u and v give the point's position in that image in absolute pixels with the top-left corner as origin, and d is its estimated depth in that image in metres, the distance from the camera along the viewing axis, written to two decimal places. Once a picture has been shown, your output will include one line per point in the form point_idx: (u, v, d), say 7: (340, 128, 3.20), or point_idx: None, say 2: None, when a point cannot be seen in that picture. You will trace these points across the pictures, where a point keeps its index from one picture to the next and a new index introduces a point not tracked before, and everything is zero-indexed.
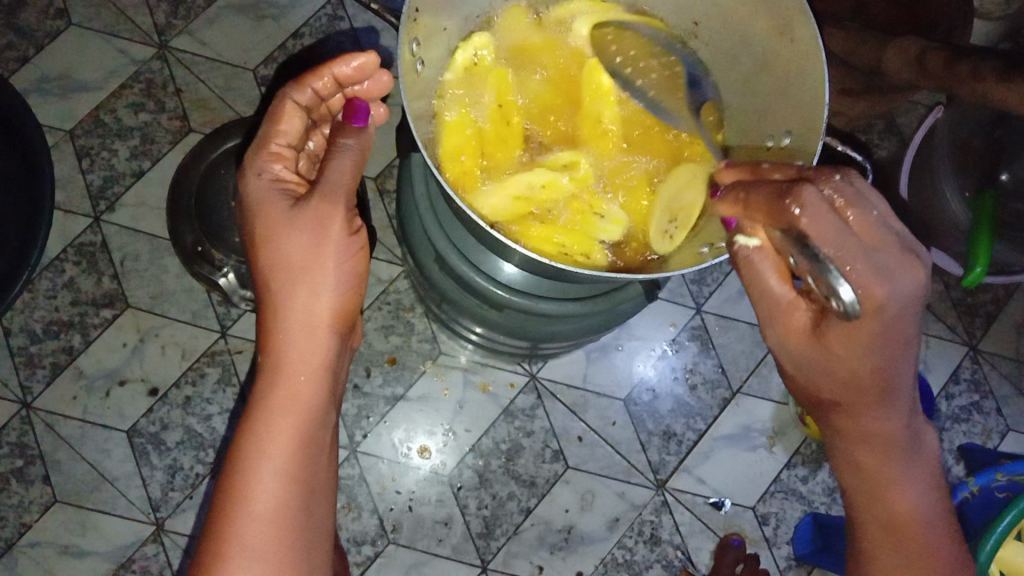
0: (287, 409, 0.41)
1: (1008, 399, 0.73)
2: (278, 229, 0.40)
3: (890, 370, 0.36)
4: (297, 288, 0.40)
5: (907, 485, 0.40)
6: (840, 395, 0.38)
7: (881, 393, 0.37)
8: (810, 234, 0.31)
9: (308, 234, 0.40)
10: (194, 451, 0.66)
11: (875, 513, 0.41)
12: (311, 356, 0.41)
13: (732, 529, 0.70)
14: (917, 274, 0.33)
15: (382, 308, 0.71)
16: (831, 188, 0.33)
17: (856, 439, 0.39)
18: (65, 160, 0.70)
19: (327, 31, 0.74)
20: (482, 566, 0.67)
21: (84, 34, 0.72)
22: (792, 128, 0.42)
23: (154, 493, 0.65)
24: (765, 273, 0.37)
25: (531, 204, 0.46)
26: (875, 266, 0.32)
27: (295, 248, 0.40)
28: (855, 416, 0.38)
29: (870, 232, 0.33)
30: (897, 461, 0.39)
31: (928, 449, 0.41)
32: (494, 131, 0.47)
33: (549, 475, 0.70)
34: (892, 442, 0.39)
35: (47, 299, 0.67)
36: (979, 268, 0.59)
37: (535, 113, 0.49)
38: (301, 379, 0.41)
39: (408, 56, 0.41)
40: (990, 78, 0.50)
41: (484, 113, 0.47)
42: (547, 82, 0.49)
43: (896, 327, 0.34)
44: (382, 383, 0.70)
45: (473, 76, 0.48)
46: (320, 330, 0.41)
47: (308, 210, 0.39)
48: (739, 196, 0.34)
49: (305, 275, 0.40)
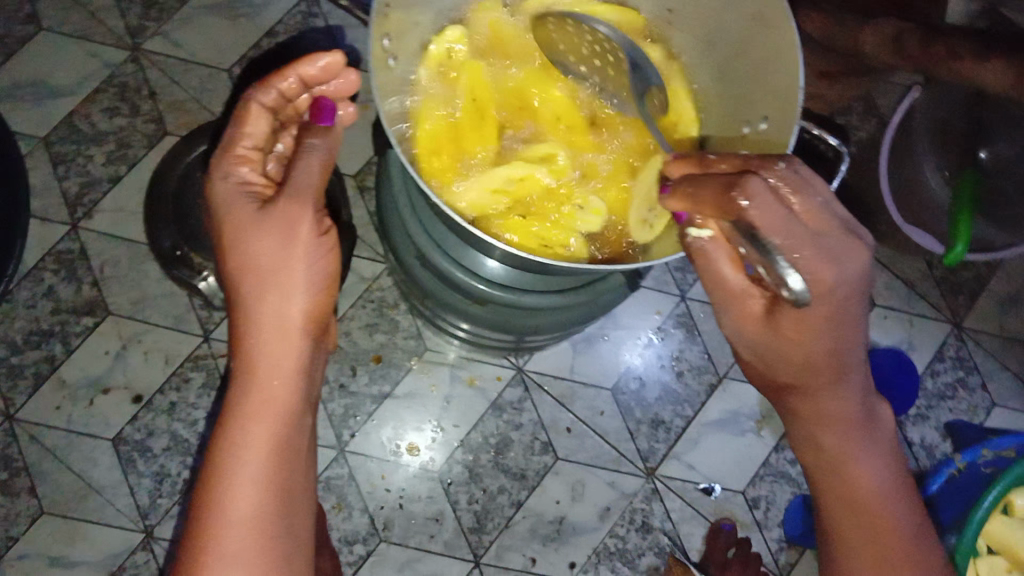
0: (262, 414, 0.40)
1: (992, 375, 0.73)
2: (245, 233, 0.39)
3: (842, 351, 0.36)
4: (265, 292, 0.40)
5: (866, 463, 0.40)
6: (796, 379, 0.38)
7: (834, 372, 0.37)
8: (758, 224, 0.31)
9: (275, 237, 0.39)
10: (181, 457, 0.66)
11: (836, 494, 0.41)
12: (285, 361, 0.41)
13: (722, 514, 0.70)
14: (859, 257, 0.34)
15: (366, 306, 0.71)
16: (775, 175, 0.33)
17: (811, 422, 0.40)
18: (40, 168, 0.69)
19: (302, 29, 0.74)
20: (475, 560, 0.67)
21: (55, 39, 0.71)
22: (770, 113, 0.42)
23: (142, 500, 0.65)
24: (718, 262, 0.36)
25: (509, 198, 0.46)
26: (823, 251, 0.32)
27: (263, 250, 0.39)
28: (812, 398, 0.39)
29: (812, 216, 0.33)
30: (855, 442, 0.40)
31: (886, 427, 0.41)
32: (469, 126, 0.47)
33: (539, 467, 0.70)
34: (849, 423, 0.39)
35: (27, 309, 0.67)
36: (960, 247, 0.59)
37: (508, 106, 0.49)
38: (274, 384, 0.41)
39: (382, 52, 0.41)
40: (966, 58, 0.49)
41: (459, 107, 0.47)
42: (520, 74, 0.49)
43: (842, 311, 0.34)
44: (369, 381, 0.69)
45: (447, 70, 0.47)
46: (292, 334, 0.41)
47: (275, 212, 0.39)
48: (688, 189, 0.33)
49: (274, 278, 0.39)
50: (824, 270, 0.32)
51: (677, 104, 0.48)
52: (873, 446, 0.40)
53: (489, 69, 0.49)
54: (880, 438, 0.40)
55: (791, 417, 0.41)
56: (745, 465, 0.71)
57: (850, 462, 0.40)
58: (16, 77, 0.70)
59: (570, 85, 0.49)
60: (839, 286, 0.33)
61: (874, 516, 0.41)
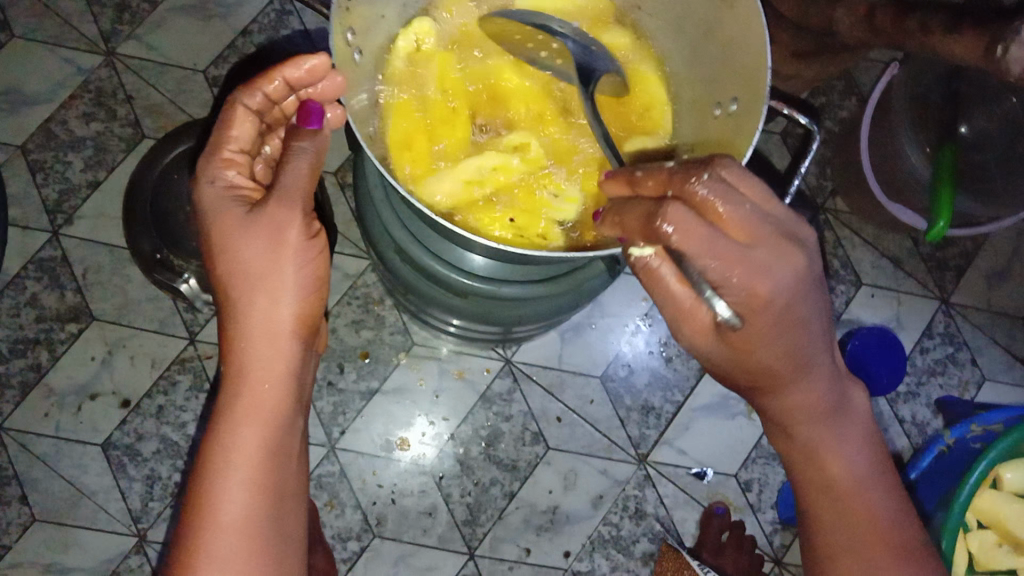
0: (251, 418, 0.40)
1: (982, 349, 0.73)
2: (232, 237, 0.39)
3: (799, 352, 0.36)
4: (255, 297, 0.40)
5: (840, 450, 0.40)
6: (755, 382, 0.38)
7: (795, 371, 0.37)
8: (683, 249, 0.32)
9: (264, 243, 0.39)
10: (171, 460, 0.66)
11: (813, 483, 0.41)
12: (276, 364, 0.41)
13: (716, 498, 0.70)
14: (795, 262, 0.33)
15: (351, 303, 0.71)
16: (700, 188, 0.32)
17: (782, 417, 0.40)
18: (19, 176, 0.69)
19: (277, 27, 0.73)
20: (469, 552, 0.67)
21: (28, 46, 0.71)
22: (740, 94, 0.41)
23: (134, 504, 0.65)
24: (665, 276, 0.36)
25: (482, 188, 0.45)
26: (753, 265, 0.33)
27: (251, 254, 0.39)
28: (778, 396, 0.38)
29: (741, 229, 0.33)
30: (828, 430, 0.40)
31: (859, 413, 0.41)
32: (439, 118, 0.46)
33: (530, 458, 0.70)
34: (819, 413, 0.39)
35: (11, 317, 0.66)
36: (942, 223, 0.59)
37: (479, 97, 0.48)
38: (264, 386, 0.41)
39: (343, 44, 0.40)
40: (935, 32, 0.48)
41: (428, 100, 0.46)
42: (490, 63, 0.49)
43: (789, 312, 0.34)
44: (357, 378, 0.69)
45: (416, 62, 0.47)
46: (282, 337, 0.41)
47: (263, 218, 0.39)
48: (616, 219, 0.34)
49: (263, 281, 0.40)
50: (757, 282, 0.33)
51: (648, 87, 0.48)
52: (843, 434, 0.40)
53: (460, 60, 0.48)
54: (850, 425, 0.40)
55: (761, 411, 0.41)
56: (737, 449, 0.71)
57: (820, 451, 0.40)
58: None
59: (541, 73, 0.49)
60: (779, 292, 0.33)
61: (850, 505, 0.40)
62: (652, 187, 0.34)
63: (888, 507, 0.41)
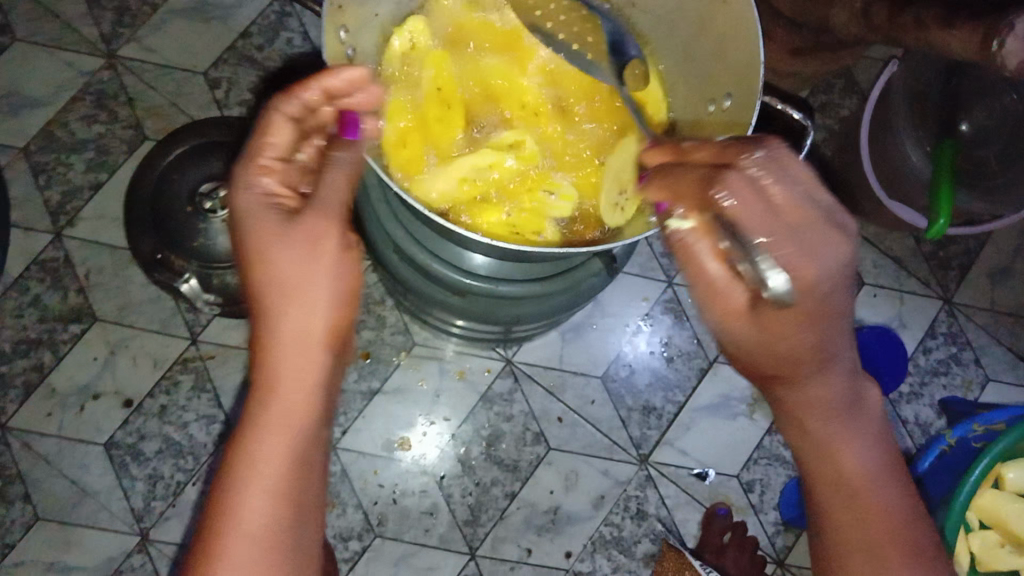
0: (280, 440, 0.32)
1: (985, 348, 0.73)
2: (264, 243, 0.32)
3: (827, 338, 0.32)
4: (287, 311, 0.32)
5: (857, 448, 0.35)
6: (779, 370, 0.33)
7: (819, 359, 0.33)
8: (740, 221, 0.30)
9: (297, 250, 0.32)
10: (173, 459, 0.66)
11: (827, 486, 0.35)
12: (309, 386, 0.33)
13: (717, 499, 0.70)
14: (843, 246, 0.31)
15: None
16: (755, 164, 0.30)
17: (798, 408, 0.35)
18: (21, 178, 0.69)
19: (276, 30, 0.74)
20: (471, 553, 0.67)
21: (30, 49, 0.71)
22: (734, 90, 0.41)
23: (136, 504, 0.65)
24: (699, 253, 0.33)
25: (477, 187, 0.45)
26: (804, 246, 0.30)
27: (289, 263, 0.32)
28: (799, 386, 0.34)
29: (794, 207, 0.30)
30: (846, 426, 0.35)
31: (877, 409, 0.36)
32: (434, 116, 0.46)
33: (531, 458, 0.70)
34: (838, 407, 0.34)
35: (14, 318, 0.67)
36: (942, 221, 0.58)
37: (474, 96, 0.48)
38: (289, 419, 0.32)
39: (335, 43, 0.40)
40: (930, 25, 0.48)
41: (424, 98, 0.46)
42: (484, 63, 0.48)
43: (829, 300, 0.31)
44: (358, 378, 0.69)
45: (409, 62, 0.46)
46: (312, 360, 0.33)
47: (297, 222, 0.33)
48: (667, 180, 0.33)
49: (300, 294, 0.33)
50: (804, 265, 0.30)
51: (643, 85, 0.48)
52: (865, 427, 0.35)
53: (453, 59, 0.48)
54: (868, 421, 0.35)
55: (778, 405, 0.35)
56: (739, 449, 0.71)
57: (838, 446, 0.35)
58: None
59: (535, 73, 0.49)
60: (823, 280, 0.30)
61: (869, 507, 0.35)
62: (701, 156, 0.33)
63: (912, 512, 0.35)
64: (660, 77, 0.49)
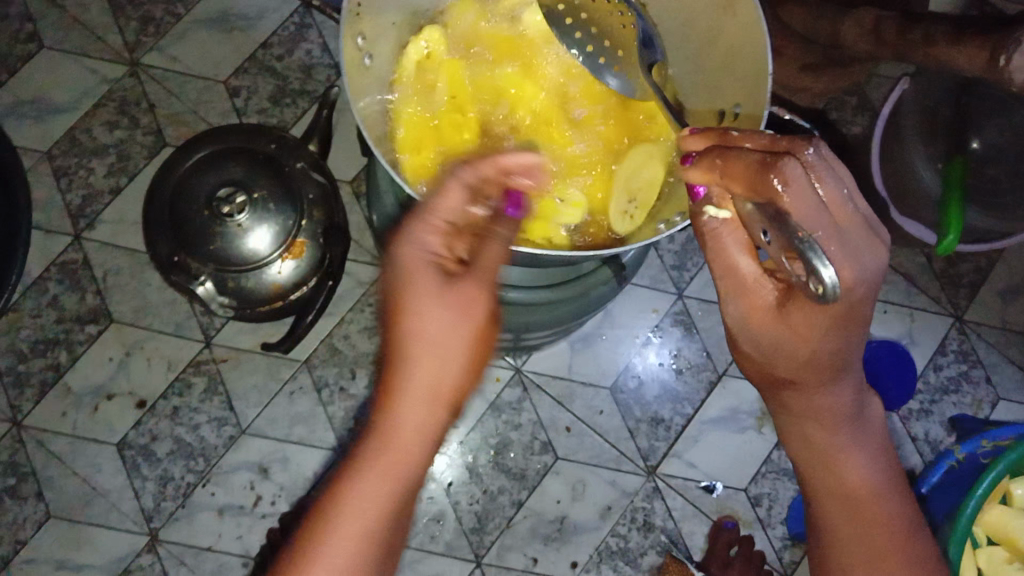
0: (393, 492, 0.34)
1: (996, 367, 0.72)
2: (421, 301, 0.34)
3: (848, 350, 0.33)
4: (426, 372, 0.34)
5: (860, 459, 0.37)
6: (795, 373, 0.35)
7: (834, 371, 0.34)
8: (789, 211, 0.28)
9: (451, 312, 0.34)
10: (184, 460, 0.67)
11: (828, 495, 0.37)
12: (429, 444, 0.35)
13: (725, 512, 0.70)
14: (881, 255, 0.30)
15: (365, 309, 0.71)
16: (808, 158, 0.29)
17: (808, 418, 0.36)
18: (43, 182, 0.71)
19: (295, 41, 0.75)
20: (476, 560, 0.68)
21: (54, 56, 0.73)
22: (744, 101, 0.42)
23: (146, 503, 0.66)
24: (730, 249, 0.33)
25: None
26: (848, 248, 0.29)
27: (435, 325, 0.34)
28: (808, 394, 0.36)
29: (840, 209, 0.29)
30: (851, 438, 0.37)
31: (878, 422, 0.38)
32: (448, 123, 0.47)
33: (538, 467, 0.70)
34: (842, 417, 0.36)
35: (32, 318, 0.68)
36: (952, 236, 0.60)
37: (488, 104, 0.49)
38: (403, 465, 0.34)
39: (352, 50, 0.41)
40: (939, 42, 0.49)
41: (438, 107, 0.47)
42: (498, 71, 0.50)
43: (857, 310, 0.31)
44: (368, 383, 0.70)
45: (425, 70, 0.48)
46: (437, 413, 0.35)
47: (453, 290, 0.35)
48: (716, 162, 0.30)
49: (439, 355, 0.34)
50: (842, 267, 0.29)
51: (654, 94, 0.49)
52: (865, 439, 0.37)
53: (468, 67, 0.50)
54: (871, 433, 0.37)
55: (789, 408, 0.37)
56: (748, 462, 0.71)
57: (842, 455, 0.37)
58: (19, 95, 0.72)
59: (549, 82, 0.50)
60: (857, 285, 0.30)
61: (869, 517, 0.37)
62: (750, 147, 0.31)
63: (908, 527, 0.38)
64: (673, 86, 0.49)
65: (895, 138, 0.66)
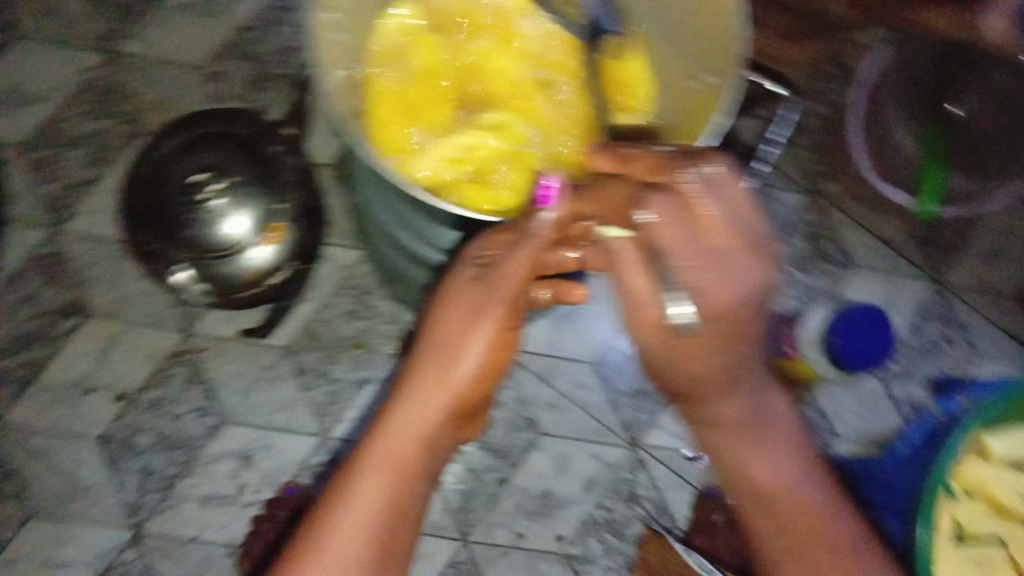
0: (380, 466, 0.45)
1: (979, 328, 0.72)
2: (449, 301, 0.49)
3: (736, 364, 0.39)
4: (436, 366, 0.48)
5: (771, 460, 0.42)
6: (690, 388, 0.41)
7: (727, 382, 0.40)
8: (664, 238, 0.38)
9: (462, 314, 0.48)
10: (166, 451, 0.67)
11: (748, 494, 0.43)
12: (436, 429, 0.47)
13: (709, 482, 0.70)
14: (752, 275, 0.37)
15: (342, 292, 0.71)
16: (685, 184, 0.38)
17: (712, 426, 0.42)
18: (16, 176, 0.70)
19: (272, 22, 0.74)
20: (463, 539, 0.68)
21: (28, 46, 0.73)
22: (719, 72, 0.46)
23: (130, 496, 0.66)
24: (629, 269, 0.40)
25: (462, 164, 0.49)
26: (717, 268, 0.37)
27: (448, 321, 0.49)
28: (704, 404, 0.41)
29: (714, 234, 0.37)
30: (756, 445, 0.42)
31: (785, 426, 0.43)
32: (420, 94, 0.51)
33: (524, 444, 0.70)
34: (744, 425, 0.42)
35: (6, 315, 0.68)
36: (931, 201, 0.71)
37: (460, 76, 0.52)
38: (403, 439, 0.46)
39: (331, 22, 0.44)
40: None
41: (411, 80, 0.51)
42: (471, 46, 0.53)
43: (737, 328, 0.38)
44: (349, 368, 0.69)
45: (400, 43, 0.52)
46: (442, 397, 0.47)
47: (467, 293, 0.48)
48: (602, 186, 0.43)
49: (448, 346, 0.48)
50: (713, 286, 0.37)
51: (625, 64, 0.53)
52: (766, 440, 0.43)
53: (443, 42, 0.53)
54: (779, 435, 0.43)
55: (694, 414, 0.43)
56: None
57: (746, 457, 0.42)
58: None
59: (520, 55, 0.52)
60: (727, 304, 0.37)
61: (791, 517, 0.42)
62: (641, 167, 0.40)
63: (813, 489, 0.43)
64: (648, 59, 0.53)
65: (879, 108, 0.72)
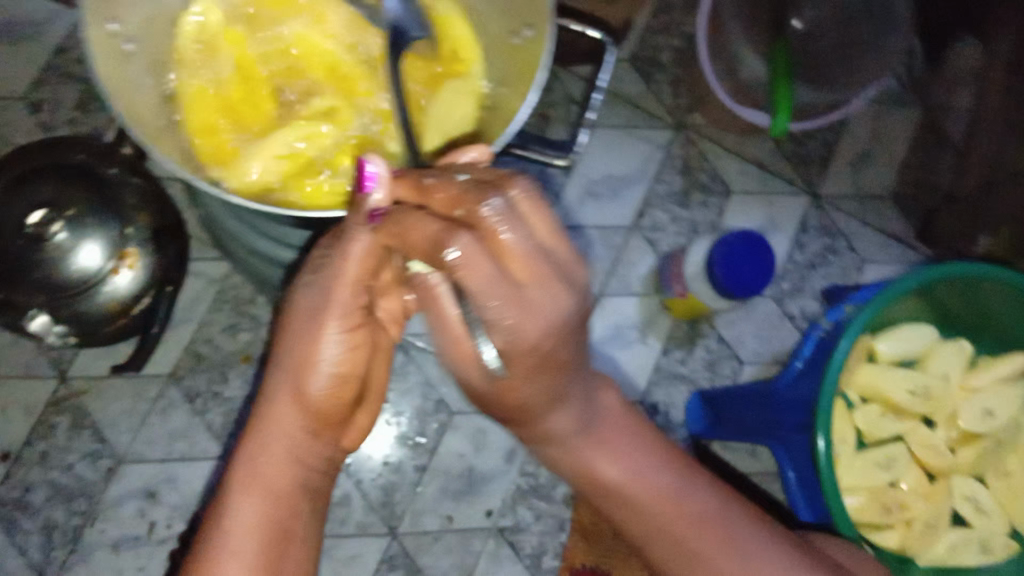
0: (254, 487, 0.62)
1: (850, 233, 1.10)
2: (293, 325, 0.64)
3: (551, 392, 0.57)
4: (288, 379, 0.64)
5: (616, 469, 0.67)
6: (527, 408, 0.59)
7: (538, 402, 0.59)
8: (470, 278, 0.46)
9: (302, 333, 0.63)
10: (63, 502, 0.91)
11: (613, 502, 0.67)
12: (295, 447, 0.65)
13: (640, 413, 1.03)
14: (556, 296, 0.48)
15: (225, 311, 0.99)
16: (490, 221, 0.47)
17: (548, 443, 0.65)
18: None
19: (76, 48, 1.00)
20: (392, 529, 0.93)
21: None
22: (536, 26, 0.62)
23: (38, 556, 0.90)
24: (443, 306, 0.51)
25: (292, 156, 0.64)
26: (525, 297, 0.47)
27: (292, 344, 0.64)
28: (528, 424, 0.63)
29: (525, 268, 0.48)
30: (593, 454, 0.66)
31: (619, 443, 0.68)
32: (240, 99, 0.66)
33: (436, 425, 0.97)
34: (573, 437, 0.65)
35: None
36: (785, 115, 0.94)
37: (275, 72, 0.68)
38: (266, 451, 0.64)
39: (105, 37, 0.57)
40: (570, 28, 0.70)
41: (228, 87, 0.66)
42: (281, 43, 0.68)
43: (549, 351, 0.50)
44: (240, 381, 0.97)
45: (209, 50, 0.67)
46: (294, 406, 0.64)
47: (306, 319, 0.63)
48: (397, 219, 0.51)
49: (297, 365, 0.63)
50: (524, 323, 0.48)
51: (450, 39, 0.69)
52: (613, 450, 0.67)
53: (252, 44, 0.68)
54: (614, 451, 0.67)
55: (537, 440, 0.66)
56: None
57: (591, 462, 0.66)
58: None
59: (325, 44, 0.69)
60: (541, 331, 0.48)
61: (653, 513, 0.65)
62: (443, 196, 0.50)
63: (662, 483, 0.67)
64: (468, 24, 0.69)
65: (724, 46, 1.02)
